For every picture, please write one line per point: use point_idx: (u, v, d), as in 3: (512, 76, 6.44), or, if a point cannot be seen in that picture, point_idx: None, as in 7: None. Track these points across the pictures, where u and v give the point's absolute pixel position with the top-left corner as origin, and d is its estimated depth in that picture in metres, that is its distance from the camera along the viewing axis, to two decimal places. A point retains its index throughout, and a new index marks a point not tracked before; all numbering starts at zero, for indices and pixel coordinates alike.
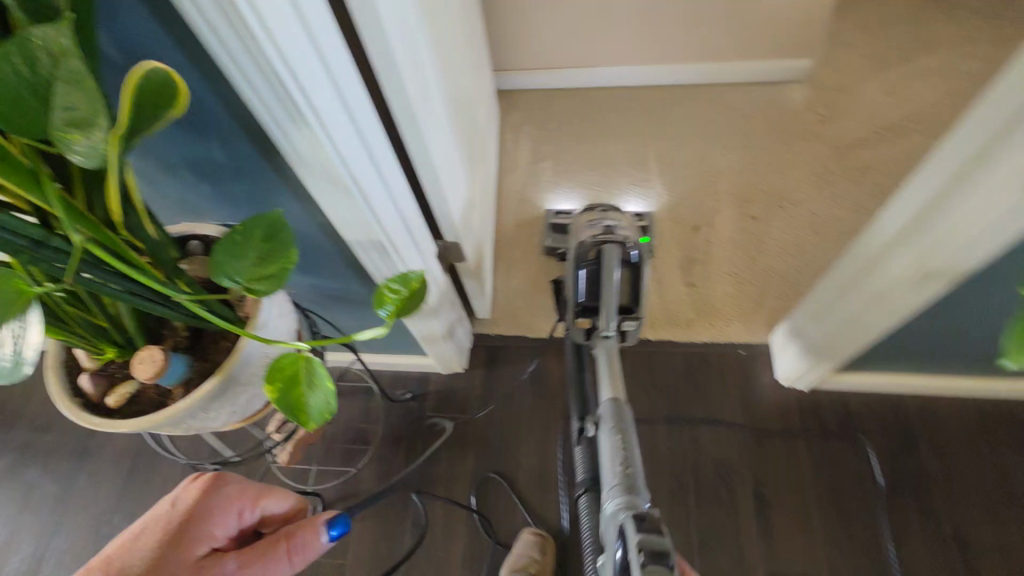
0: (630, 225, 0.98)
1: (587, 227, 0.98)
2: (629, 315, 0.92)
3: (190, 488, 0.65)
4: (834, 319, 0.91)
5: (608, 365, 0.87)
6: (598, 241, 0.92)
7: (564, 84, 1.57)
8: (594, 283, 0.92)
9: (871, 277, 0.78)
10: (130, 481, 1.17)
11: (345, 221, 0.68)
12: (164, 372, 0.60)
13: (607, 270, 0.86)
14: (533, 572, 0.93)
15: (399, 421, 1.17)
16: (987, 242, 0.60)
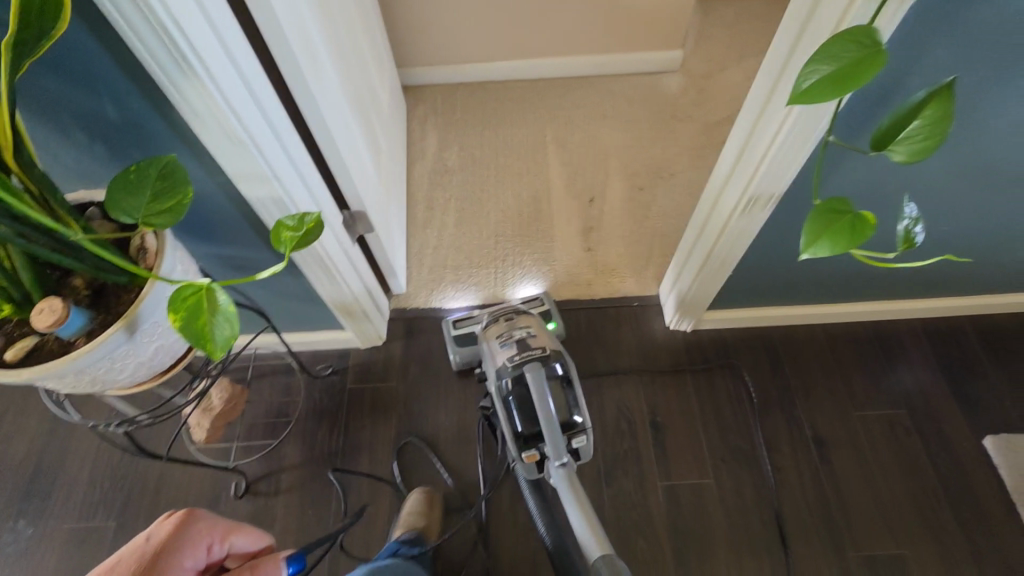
0: (540, 329, 1.00)
1: (500, 354, 0.98)
2: (574, 431, 0.92)
3: (162, 526, 0.58)
4: (697, 259, 1.05)
5: (573, 493, 0.83)
6: (518, 365, 0.92)
7: (466, 76, 1.67)
8: (531, 414, 0.92)
9: (716, 212, 0.92)
10: (33, 483, 1.13)
11: (244, 178, 0.73)
12: (64, 323, 0.62)
13: (539, 385, 0.86)
14: (418, 531, 1.00)
15: (320, 393, 1.21)
16: (787, 165, 0.74)
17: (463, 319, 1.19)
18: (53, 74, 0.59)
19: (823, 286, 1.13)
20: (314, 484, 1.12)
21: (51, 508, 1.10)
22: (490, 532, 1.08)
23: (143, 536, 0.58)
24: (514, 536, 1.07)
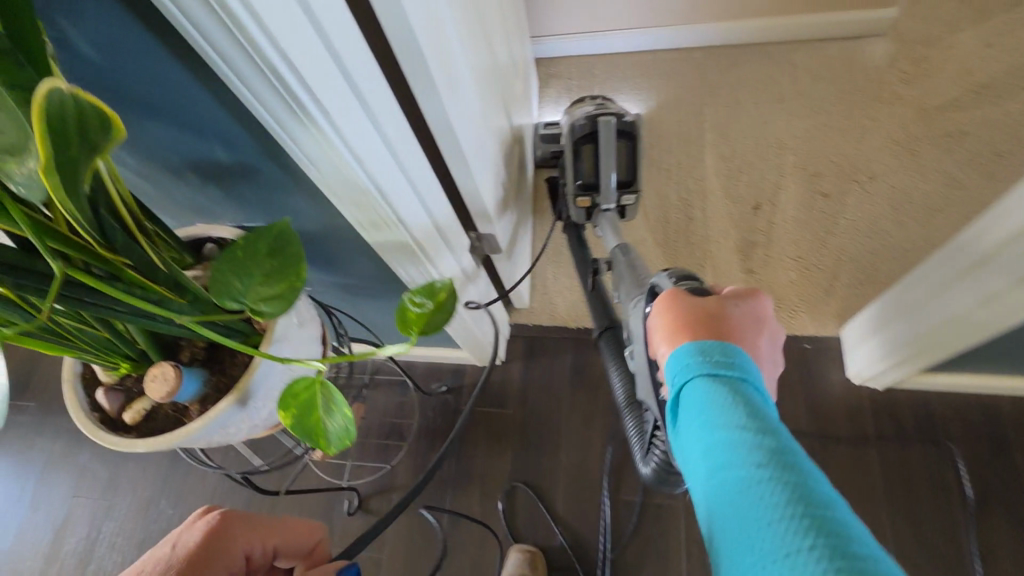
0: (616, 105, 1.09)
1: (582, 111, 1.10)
2: (628, 189, 1.08)
3: (195, 528, 0.49)
4: (933, 315, 0.79)
5: (613, 226, 1.06)
6: (592, 115, 1.04)
7: (608, 48, 1.44)
8: (593, 164, 1.06)
9: (993, 266, 0.67)
10: (173, 467, 1.19)
11: (367, 225, 0.61)
12: (178, 391, 0.56)
13: (608, 140, 1.00)
14: None
15: (434, 414, 1.13)
16: None
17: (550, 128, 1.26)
18: (159, 120, 0.49)
19: None
20: (423, 514, 1.06)
21: (187, 495, 1.16)
22: None
23: (172, 540, 0.49)
24: None
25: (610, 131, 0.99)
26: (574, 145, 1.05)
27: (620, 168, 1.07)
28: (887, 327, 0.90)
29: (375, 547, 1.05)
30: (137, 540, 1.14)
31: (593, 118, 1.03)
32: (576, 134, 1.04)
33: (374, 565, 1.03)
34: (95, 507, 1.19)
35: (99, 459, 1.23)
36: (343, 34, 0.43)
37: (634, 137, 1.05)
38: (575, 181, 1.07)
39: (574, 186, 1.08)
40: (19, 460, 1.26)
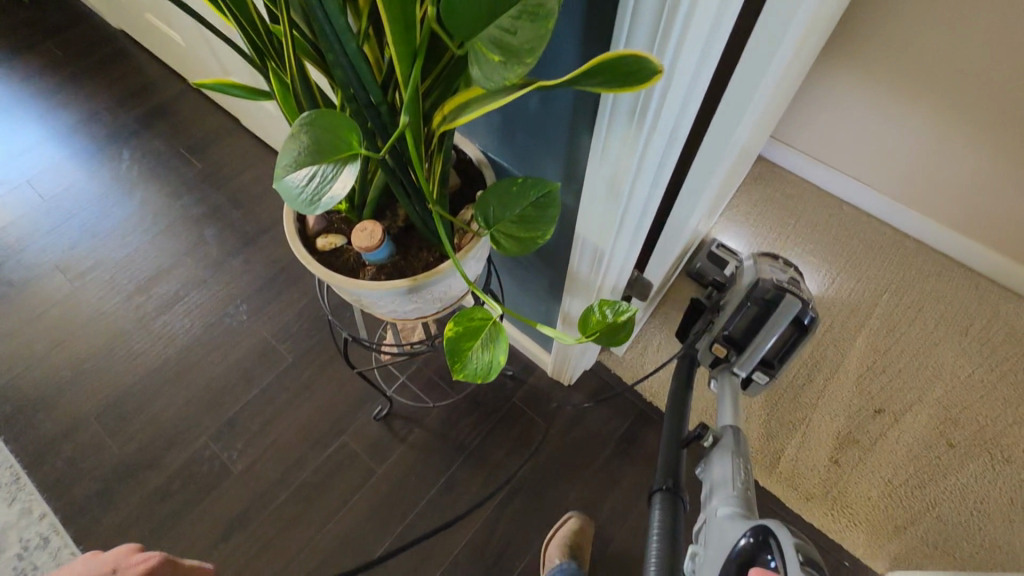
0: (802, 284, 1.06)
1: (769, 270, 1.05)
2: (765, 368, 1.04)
3: None
4: None
5: (732, 398, 1.01)
6: (780, 288, 1.00)
7: (826, 185, 1.45)
8: (749, 326, 1.02)
9: None
10: (266, 283, 1.32)
11: (590, 220, 0.65)
12: (373, 248, 0.63)
13: (782, 318, 0.97)
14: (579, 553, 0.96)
15: (488, 388, 1.17)
16: None
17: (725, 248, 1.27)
18: None
19: None
20: (427, 463, 1.10)
21: (262, 313, 1.27)
22: None
23: None
24: None
25: (784, 316, 0.97)
26: (744, 300, 1.02)
27: (772, 346, 1.03)
28: None
29: (375, 459, 1.11)
30: (207, 319, 1.27)
31: (778, 292, 0.99)
32: (753, 291, 1.01)
33: (365, 472, 1.10)
34: (195, 273, 1.34)
35: (221, 241, 1.39)
36: (714, 63, 0.47)
37: (804, 331, 1.01)
38: (724, 328, 1.03)
39: (719, 332, 1.04)
40: (168, 204, 1.46)
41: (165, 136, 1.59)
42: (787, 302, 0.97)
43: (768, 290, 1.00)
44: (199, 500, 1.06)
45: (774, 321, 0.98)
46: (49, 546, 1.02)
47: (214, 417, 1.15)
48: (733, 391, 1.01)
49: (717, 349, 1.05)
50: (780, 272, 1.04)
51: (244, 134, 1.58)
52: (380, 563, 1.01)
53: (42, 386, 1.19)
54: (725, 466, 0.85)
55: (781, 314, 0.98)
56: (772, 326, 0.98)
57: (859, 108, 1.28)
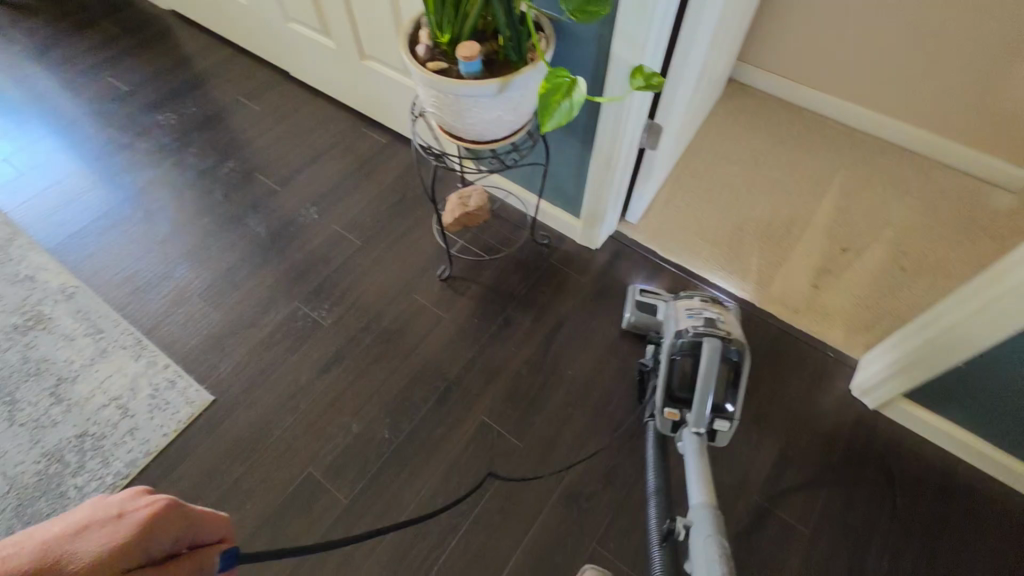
0: (731, 322, 1.01)
1: (689, 311, 1.04)
2: (722, 414, 0.92)
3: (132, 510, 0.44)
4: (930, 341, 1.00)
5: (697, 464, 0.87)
6: (700, 335, 0.96)
7: (785, 95, 1.76)
8: (688, 376, 0.95)
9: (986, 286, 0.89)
10: (330, 191, 1.55)
11: (623, 39, 0.92)
12: (473, 58, 0.88)
13: (709, 360, 0.90)
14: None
15: (529, 252, 1.42)
16: None
17: (650, 291, 1.28)
18: None
19: None
20: (485, 309, 1.33)
21: (330, 212, 1.50)
22: (589, 434, 1.16)
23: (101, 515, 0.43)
24: (605, 450, 1.14)
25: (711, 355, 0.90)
26: (671, 355, 0.97)
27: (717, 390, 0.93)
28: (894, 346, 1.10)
29: (441, 309, 1.33)
30: (284, 219, 1.49)
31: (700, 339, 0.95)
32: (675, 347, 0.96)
33: (435, 319, 1.32)
34: (267, 188, 1.56)
35: (286, 163, 1.62)
36: None
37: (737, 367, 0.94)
38: (667, 391, 0.96)
39: (665, 395, 0.96)
40: (233, 140, 1.69)
41: (221, 89, 1.83)
42: (705, 343, 0.92)
43: (688, 339, 0.96)
44: (297, 346, 1.27)
45: (701, 364, 0.91)
46: (177, 386, 1.20)
47: (301, 287, 1.36)
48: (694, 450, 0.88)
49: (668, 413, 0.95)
50: (694, 312, 1.04)
51: (291, 85, 1.83)
52: (457, 379, 1.23)
53: (148, 276, 1.38)
54: (698, 549, 0.74)
55: (707, 356, 0.91)
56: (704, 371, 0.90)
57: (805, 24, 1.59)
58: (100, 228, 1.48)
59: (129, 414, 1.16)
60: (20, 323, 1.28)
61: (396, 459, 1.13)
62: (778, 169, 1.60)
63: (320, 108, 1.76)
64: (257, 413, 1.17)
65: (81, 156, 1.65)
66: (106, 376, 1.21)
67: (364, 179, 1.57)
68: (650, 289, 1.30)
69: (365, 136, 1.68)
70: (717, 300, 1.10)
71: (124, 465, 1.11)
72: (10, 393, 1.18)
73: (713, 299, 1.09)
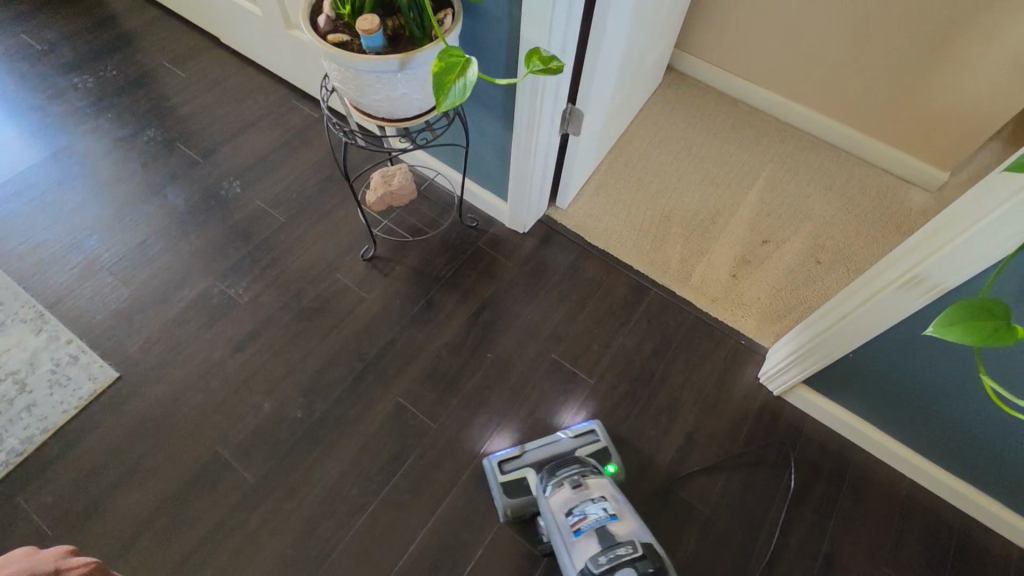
0: (619, 513, 0.90)
1: (582, 513, 0.90)
2: None
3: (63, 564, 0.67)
4: (831, 329, 1.02)
5: None
6: (609, 562, 0.80)
7: (723, 87, 1.78)
8: None
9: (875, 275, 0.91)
10: (256, 165, 1.50)
11: (530, 21, 0.91)
12: (372, 33, 0.86)
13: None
14: None
15: (456, 235, 1.41)
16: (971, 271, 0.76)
17: (509, 458, 1.09)
18: None
19: (930, 434, 1.06)
20: (409, 290, 1.32)
21: (255, 187, 1.46)
22: (503, 415, 1.18)
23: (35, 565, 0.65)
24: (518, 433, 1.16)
25: None
26: None
27: None
28: (801, 334, 1.12)
29: (364, 290, 1.31)
30: (205, 192, 1.44)
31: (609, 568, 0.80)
32: None
33: (356, 299, 1.30)
34: (189, 159, 1.50)
35: (211, 134, 1.56)
36: None
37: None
38: None
39: None
40: (156, 108, 1.61)
41: (146, 53, 1.74)
42: None
43: None
44: (211, 324, 1.23)
45: None
46: (80, 361, 1.16)
47: (219, 263, 1.32)
48: None
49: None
50: (582, 524, 0.89)
51: (221, 52, 1.75)
52: (374, 360, 1.22)
53: (55, 247, 1.32)
54: None
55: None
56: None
57: (739, 17, 1.60)
58: (5, 194, 1.40)
59: (26, 390, 1.12)
60: None
61: (307, 438, 1.12)
62: (710, 160, 1.62)
63: (252, 78, 1.69)
64: (163, 391, 1.14)
65: None
66: (4, 351, 1.16)
67: (293, 154, 1.53)
68: (507, 456, 1.10)
69: (296, 110, 1.62)
70: (579, 462, 1.01)
71: (18, 441, 1.07)
72: None
73: (579, 484, 0.96)
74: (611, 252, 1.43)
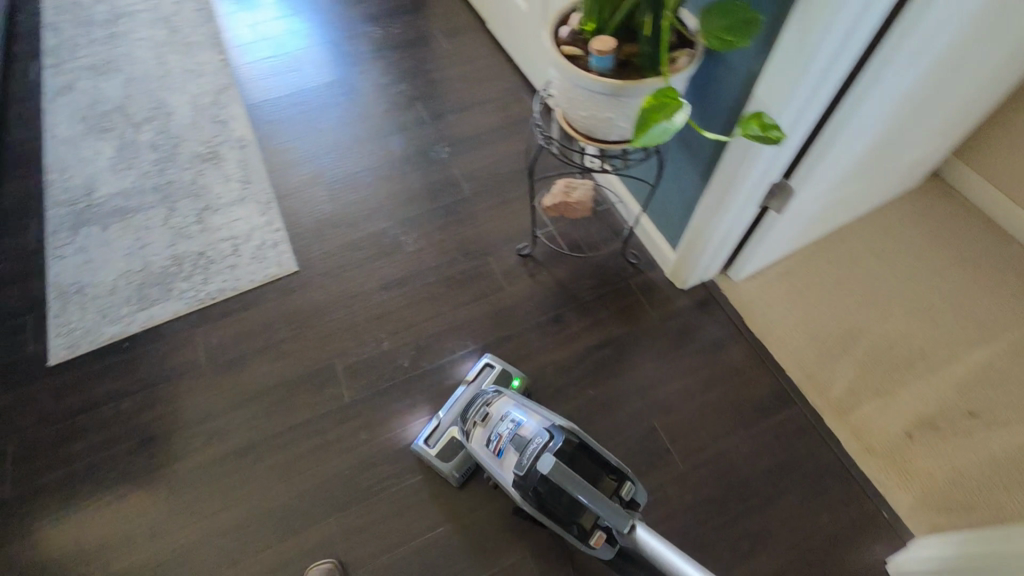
0: (525, 415, 0.97)
1: (496, 433, 0.97)
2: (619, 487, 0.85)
3: None
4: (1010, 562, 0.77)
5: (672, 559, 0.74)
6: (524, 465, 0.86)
7: (998, 217, 1.44)
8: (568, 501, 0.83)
9: None
10: (468, 139, 1.64)
11: (768, 82, 0.84)
12: (604, 53, 0.86)
13: (564, 481, 0.79)
14: None
15: (612, 264, 1.38)
16: None
17: (433, 433, 1.11)
18: None
19: None
20: (544, 298, 1.34)
21: (459, 157, 1.60)
22: None
23: None
24: None
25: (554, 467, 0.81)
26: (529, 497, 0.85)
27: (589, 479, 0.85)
28: (966, 546, 0.87)
29: (506, 281, 1.37)
30: (420, 148, 1.63)
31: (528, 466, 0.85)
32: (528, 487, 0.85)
33: (496, 286, 1.36)
34: (420, 117, 1.71)
35: (445, 101, 1.75)
36: None
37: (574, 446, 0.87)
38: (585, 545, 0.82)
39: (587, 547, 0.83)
40: (414, 67, 1.86)
41: (428, 20, 2.00)
42: (548, 463, 0.82)
43: (534, 475, 0.84)
44: (375, 258, 1.40)
45: (558, 482, 0.81)
46: (277, 248, 1.41)
47: (404, 211, 1.49)
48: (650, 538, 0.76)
49: (592, 539, 0.80)
50: (500, 445, 0.94)
51: (482, 35, 1.94)
52: (487, 347, 1.27)
53: (300, 153, 1.62)
54: None
55: (557, 473, 0.80)
56: (576, 491, 0.78)
57: None
58: (286, 102, 1.75)
59: (236, 253, 1.40)
60: (202, 153, 1.60)
61: (403, 388, 1.22)
62: (938, 293, 1.34)
63: (498, 64, 1.85)
64: (320, 297, 1.34)
65: (301, 39, 1.94)
66: (236, 217, 1.47)
67: (502, 139, 1.64)
68: (429, 432, 1.12)
69: (521, 102, 1.73)
70: (485, 394, 1.08)
71: (215, 288, 1.35)
72: (174, 201, 1.49)
73: (485, 417, 1.01)
74: (766, 346, 1.27)
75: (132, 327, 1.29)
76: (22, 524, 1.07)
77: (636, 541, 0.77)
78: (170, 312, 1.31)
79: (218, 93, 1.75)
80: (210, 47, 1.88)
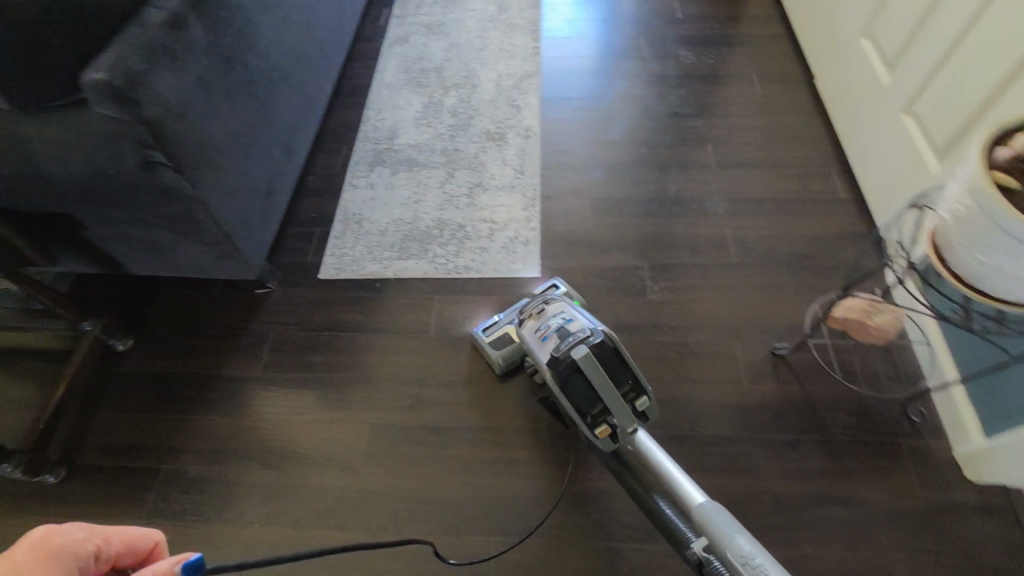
0: (575, 318, 1.03)
1: (544, 330, 1.03)
2: (635, 394, 0.95)
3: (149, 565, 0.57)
4: None
5: (658, 461, 0.91)
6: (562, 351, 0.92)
7: None
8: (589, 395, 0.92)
9: None
10: (751, 200, 1.47)
11: None
12: None
13: (593, 376, 0.88)
14: None
15: (885, 412, 1.13)
16: None
17: (492, 326, 1.24)
18: None
19: None
20: (785, 414, 1.15)
21: (735, 217, 1.43)
22: None
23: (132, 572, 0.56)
24: None
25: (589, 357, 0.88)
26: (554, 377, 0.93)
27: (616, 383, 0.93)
28: None
29: (746, 376, 1.20)
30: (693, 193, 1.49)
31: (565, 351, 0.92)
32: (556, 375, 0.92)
33: (733, 376, 1.20)
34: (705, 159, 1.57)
35: (738, 150, 1.58)
36: None
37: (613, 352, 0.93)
38: (585, 421, 0.94)
39: (587, 425, 0.94)
40: (714, 102, 1.71)
41: (745, 56, 1.83)
42: (586, 357, 0.88)
43: (567, 358, 0.91)
44: (614, 294, 1.33)
45: (585, 372, 0.89)
46: (527, 247, 1.42)
47: (658, 256, 1.39)
48: (649, 453, 0.93)
49: (597, 429, 0.94)
50: (548, 332, 1.02)
51: (805, 89, 1.71)
52: (701, 439, 1.13)
53: (575, 160, 1.60)
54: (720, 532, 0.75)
55: (590, 368, 0.88)
56: (603, 391, 0.89)
57: None
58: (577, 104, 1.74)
59: (490, 238, 1.45)
60: (491, 132, 1.67)
61: None
62: None
63: (812, 125, 1.61)
64: None
65: (609, 43, 1.92)
66: (500, 203, 1.51)
67: (791, 214, 1.43)
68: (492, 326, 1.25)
69: (827, 177, 1.49)
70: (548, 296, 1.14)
71: (462, 264, 1.41)
72: (454, 169, 1.59)
73: (541, 310, 1.09)
74: None
75: (387, 272, 1.41)
76: (255, 405, 1.23)
77: (636, 441, 0.95)
78: (420, 272, 1.40)
79: (521, 79, 1.81)
80: (526, 31, 1.95)
